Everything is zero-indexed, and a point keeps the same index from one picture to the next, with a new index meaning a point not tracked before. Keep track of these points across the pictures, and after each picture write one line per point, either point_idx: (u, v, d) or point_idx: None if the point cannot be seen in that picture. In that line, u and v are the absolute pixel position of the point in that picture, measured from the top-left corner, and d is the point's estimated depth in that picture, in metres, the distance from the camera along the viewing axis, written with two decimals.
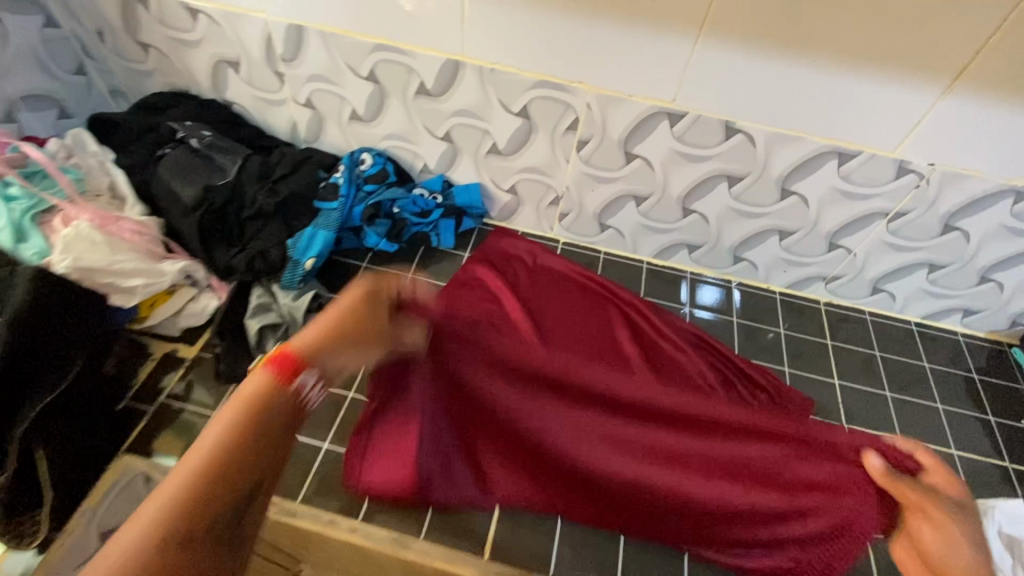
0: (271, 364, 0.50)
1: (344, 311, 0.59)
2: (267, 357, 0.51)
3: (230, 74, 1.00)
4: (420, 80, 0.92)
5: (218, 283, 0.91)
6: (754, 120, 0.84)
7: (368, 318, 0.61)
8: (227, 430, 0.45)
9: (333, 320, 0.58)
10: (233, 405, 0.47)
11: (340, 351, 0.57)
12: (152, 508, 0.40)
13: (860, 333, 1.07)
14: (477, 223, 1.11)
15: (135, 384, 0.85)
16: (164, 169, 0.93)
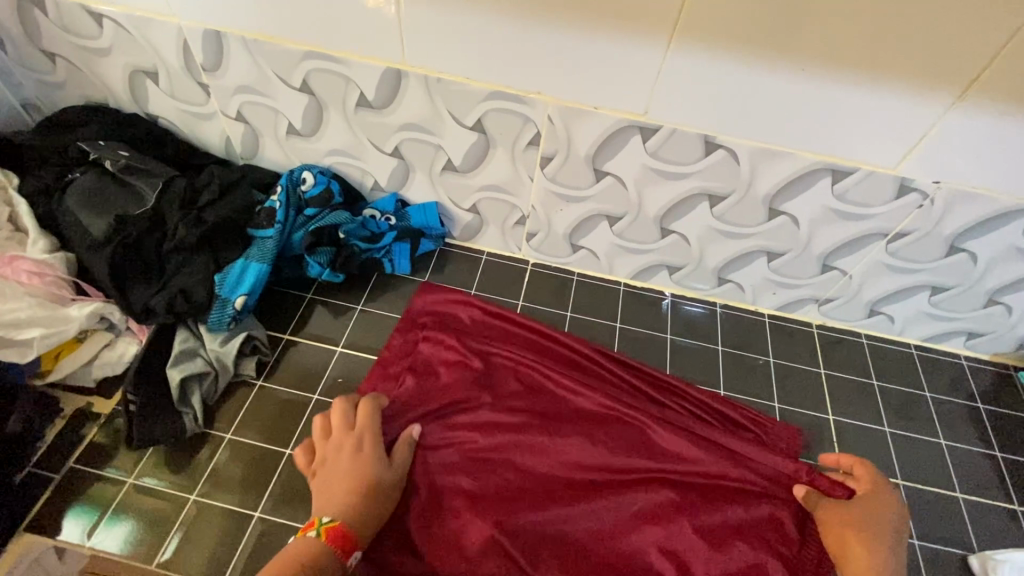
0: (326, 535, 0.60)
1: (368, 458, 0.69)
2: (324, 526, 0.61)
3: (149, 85, 0.88)
4: (360, 91, 0.80)
5: (137, 325, 0.80)
6: (737, 134, 0.74)
7: (383, 470, 0.69)
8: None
9: (363, 465, 0.67)
10: (277, 564, 0.56)
11: (368, 493, 0.66)
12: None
13: (856, 359, 0.98)
14: (437, 244, 1.00)
15: (40, 447, 0.75)
16: (72, 199, 0.82)
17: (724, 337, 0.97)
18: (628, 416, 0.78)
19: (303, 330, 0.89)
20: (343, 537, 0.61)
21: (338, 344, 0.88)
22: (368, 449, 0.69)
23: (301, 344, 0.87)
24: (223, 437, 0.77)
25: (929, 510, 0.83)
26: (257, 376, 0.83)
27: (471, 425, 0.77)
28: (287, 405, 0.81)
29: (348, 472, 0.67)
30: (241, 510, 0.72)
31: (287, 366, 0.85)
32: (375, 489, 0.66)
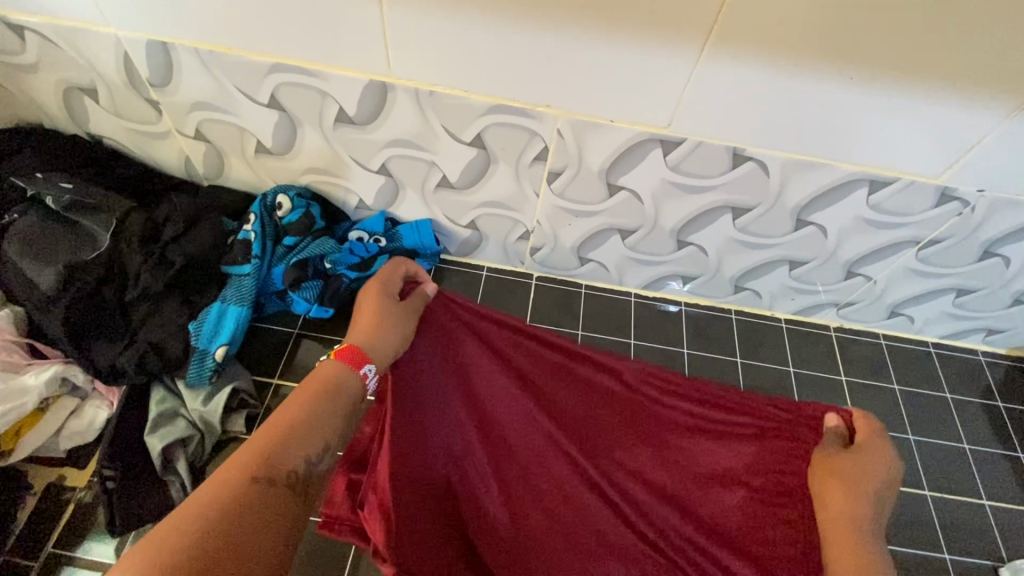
0: (337, 355, 0.55)
1: (381, 310, 0.61)
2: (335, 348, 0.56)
3: (88, 103, 0.76)
4: (340, 106, 0.70)
5: (105, 388, 0.71)
6: (769, 145, 0.67)
7: (397, 314, 0.62)
8: (309, 408, 0.49)
9: (374, 309, 0.61)
10: (303, 389, 0.51)
11: (382, 335, 0.59)
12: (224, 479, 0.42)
13: (876, 362, 0.95)
14: (432, 264, 0.92)
15: (13, 533, 0.67)
16: (9, 246, 0.71)
17: (743, 347, 0.92)
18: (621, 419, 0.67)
19: (292, 370, 0.80)
20: (359, 355, 0.55)
21: None
22: (382, 301, 0.62)
23: (287, 389, 0.78)
24: None
25: (958, 518, 0.82)
26: (248, 431, 0.75)
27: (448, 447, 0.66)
28: None
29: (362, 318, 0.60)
30: None
31: None
32: (382, 325, 0.60)
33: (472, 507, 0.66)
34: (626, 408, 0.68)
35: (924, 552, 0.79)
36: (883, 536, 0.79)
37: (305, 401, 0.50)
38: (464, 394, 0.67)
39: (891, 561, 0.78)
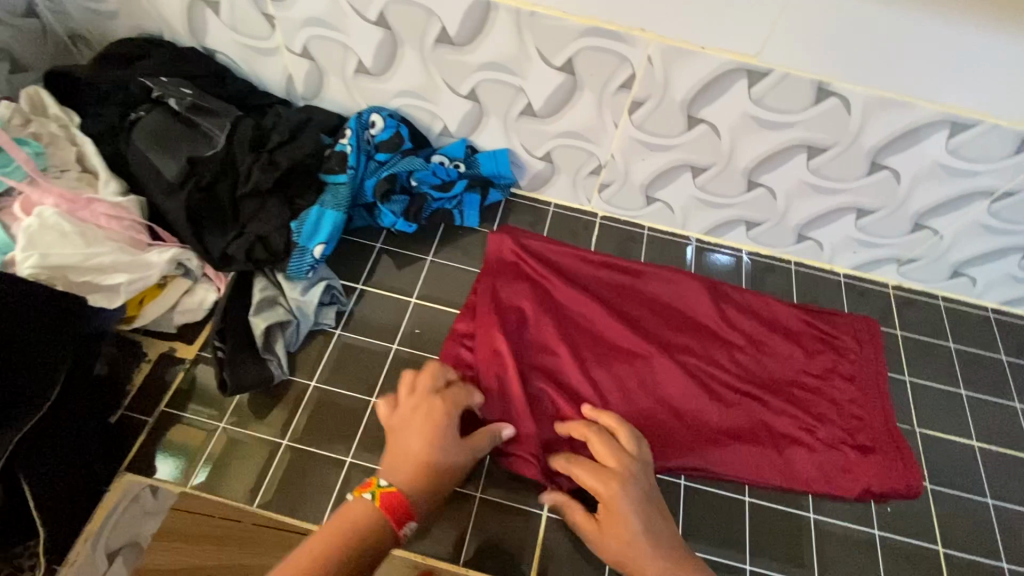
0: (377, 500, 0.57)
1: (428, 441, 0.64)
2: (379, 489, 0.58)
3: (210, 17, 0.83)
4: (442, 26, 0.75)
5: (214, 273, 0.79)
6: (855, 80, 0.69)
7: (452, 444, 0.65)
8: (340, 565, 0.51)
9: (432, 444, 0.64)
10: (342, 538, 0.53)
11: (441, 466, 0.63)
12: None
13: (931, 321, 0.96)
14: (504, 195, 0.97)
15: (131, 391, 0.75)
16: (139, 138, 0.79)
17: (799, 295, 0.95)
18: (701, 332, 0.87)
19: (374, 279, 0.87)
20: (396, 505, 0.57)
21: (411, 294, 0.87)
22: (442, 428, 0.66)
23: (371, 294, 0.86)
24: (307, 385, 0.77)
25: (1005, 471, 0.84)
26: (335, 325, 0.82)
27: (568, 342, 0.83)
28: (366, 354, 0.81)
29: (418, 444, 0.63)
30: (331, 456, 0.73)
31: (362, 316, 0.84)
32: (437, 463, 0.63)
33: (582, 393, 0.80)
34: (700, 328, 0.87)
35: (967, 496, 0.81)
36: (926, 477, 0.82)
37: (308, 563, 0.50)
38: (578, 306, 0.86)
39: (934, 501, 0.80)
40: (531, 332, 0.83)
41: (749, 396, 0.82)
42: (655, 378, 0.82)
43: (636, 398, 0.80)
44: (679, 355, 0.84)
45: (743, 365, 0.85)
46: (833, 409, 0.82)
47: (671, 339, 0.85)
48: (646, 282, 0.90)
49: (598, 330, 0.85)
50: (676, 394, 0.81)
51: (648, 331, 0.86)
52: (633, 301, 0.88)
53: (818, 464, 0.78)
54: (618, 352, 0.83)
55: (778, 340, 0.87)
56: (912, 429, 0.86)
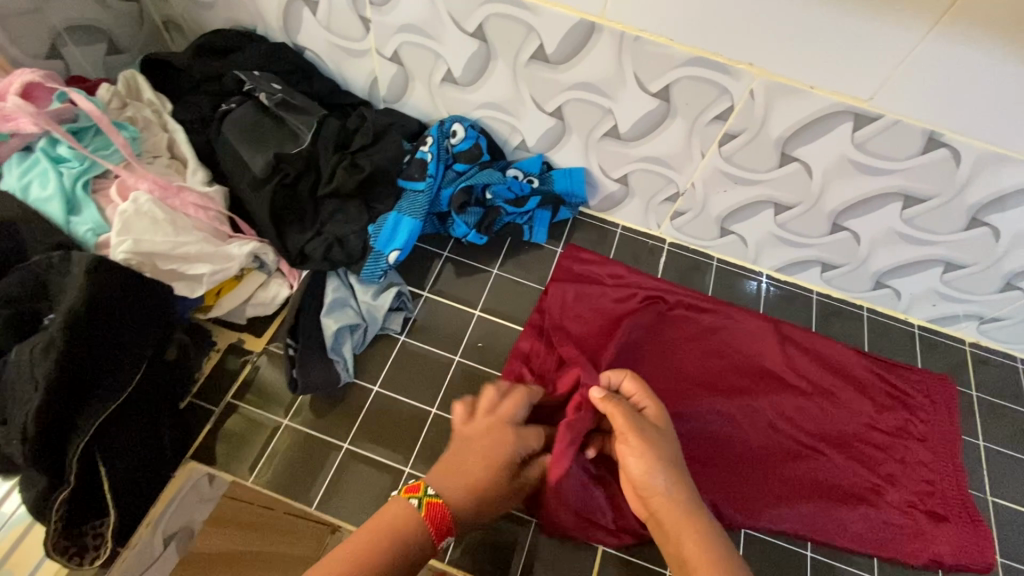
0: (425, 511, 0.54)
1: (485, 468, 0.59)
2: (427, 499, 0.55)
3: (306, 15, 0.84)
4: (540, 42, 0.74)
5: (288, 269, 0.79)
6: (970, 133, 0.66)
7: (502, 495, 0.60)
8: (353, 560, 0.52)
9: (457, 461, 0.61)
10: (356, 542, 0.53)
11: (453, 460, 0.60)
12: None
13: (1008, 384, 0.91)
14: (573, 213, 0.96)
15: (201, 378, 0.76)
16: (229, 130, 0.80)
17: (870, 343, 0.92)
18: (765, 378, 0.84)
19: (439, 287, 0.87)
20: (444, 519, 0.55)
21: (476, 306, 0.86)
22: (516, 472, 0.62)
23: (436, 302, 0.86)
24: (369, 390, 0.77)
25: None
26: (400, 331, 0.82)
27: None
28: (429, 364, 0.80)
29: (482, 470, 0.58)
30: (389, 464, 0.73)
31: (426, 324, 0.84)
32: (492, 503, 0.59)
33: None
34: (764, 372, 0.84)
35: None
36: (998, 549, 0.78)
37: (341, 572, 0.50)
38: (637, 341, 0.85)
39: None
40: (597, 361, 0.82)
41: (814, 450, 0.79)
42: (713, 422, 0.80)
43: (698, 441, 0.78)
44: (744, 400, 0.81)
45: (811, 416, 0.81)
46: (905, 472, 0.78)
47: (736, 383, 0.83)
48: (708, 319, 0.87)
49: (658, 365, 0.84)
50: (739, 442, 0.79)
51: (709, 371, 0.84)
52: (699, 338, 0.86)
53: (887, 529, 0.74)
54: (682, 393, 0.81)
55: (849, 392, 0.83)
56: (983, 496, 0.82)
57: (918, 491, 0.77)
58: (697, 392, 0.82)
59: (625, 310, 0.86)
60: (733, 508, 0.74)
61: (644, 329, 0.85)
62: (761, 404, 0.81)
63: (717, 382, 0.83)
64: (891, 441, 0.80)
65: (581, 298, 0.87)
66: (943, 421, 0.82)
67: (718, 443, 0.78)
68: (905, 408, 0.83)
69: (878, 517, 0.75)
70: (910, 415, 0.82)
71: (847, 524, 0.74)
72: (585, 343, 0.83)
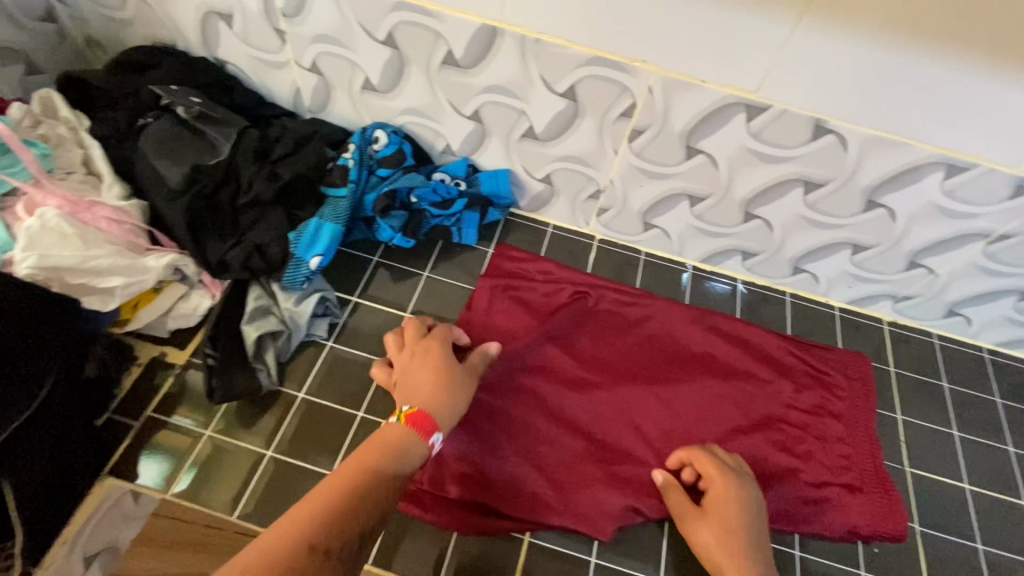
0: (405, 422, 0.61)
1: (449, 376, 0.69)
2: (404, 413, 0.63)
3: (222, 29, 0.85)
4: (448, 48, 0.76)
5: (210, 280, 0.79)
6: (851, 119, 0.69)
7: (463, 378, 0.70)
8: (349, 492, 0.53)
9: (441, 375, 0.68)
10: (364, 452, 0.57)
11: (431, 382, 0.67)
12: (303, 519, 0.49)
13: (925, 359, 0.95)
14: (503, 215, 0.98)
15: (120, 393, 0.75)
16: (145, 144, 0.80)
17: (793, 326, 0.95)
18: (689, 366, 0.86)
19: (369, 292, 0.88)
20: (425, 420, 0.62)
21: (405, 309, 0.87)
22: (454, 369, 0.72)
23: (365, 307, 0.86)
24: (295, 397, 0.77)
25: (996, 517, 0.82)
26: (327, 337, 0.82)
27: (551, 369, 0.84)
28: (356, 368, 0.80)
29: (424, 381, 0.67)
30: (315, 469, 0.73)
31: (355, 328, 0.84)
32: (453, 388, 0.68)
33: (564, 421, 0.80)
34: (687, 359, 0.87)
35: (954, 539, 0.79)
36: (915, 518, 0.80)
37: (339, 494, 0.52)
38: (563, 336, 0.87)
39: (923, 545, 0.78)
40: (523, 356, 0.84)
41: (735, 433, 0.81)
42: (636, 411, 0.82)
43: (622, 429, 0.80)
44: (668, 388, 0.84)
45: (732, 399, 0.83)
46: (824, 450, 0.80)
47: (663, 372, 0.85)
48: (633, 311, 0.90)
49: (584, 358, 0.85)
50: (664, 430, 0.81)
51: (633, 361, 0.86)
52: (626, 330, 0.88)
53: (804, 504, 0.76)
54: (609, 384, 0.83)
55: (770, 375, 0.86)
56: (901, 468, 0.84)
57: (834, 467, 0.80)
58: (622, 382, 0.84)
59: (552, 307, 0.89)
60: (656, 493, 0.75)
61: (570, 324, 0.87)
62: (684, 391, 0.84)
63: (642, 372, 0.85)
64: (810, 421, 0.83)
65: (511, 294, 0.89)
66: (860, 399, 0.85)
67: (641, 432, 0.80)
68: (824, 388, 0.86)
69: (797, 495, 0.77)
70: (828, 395, 0.85)
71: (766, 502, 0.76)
72: (511, 339, 0.85)
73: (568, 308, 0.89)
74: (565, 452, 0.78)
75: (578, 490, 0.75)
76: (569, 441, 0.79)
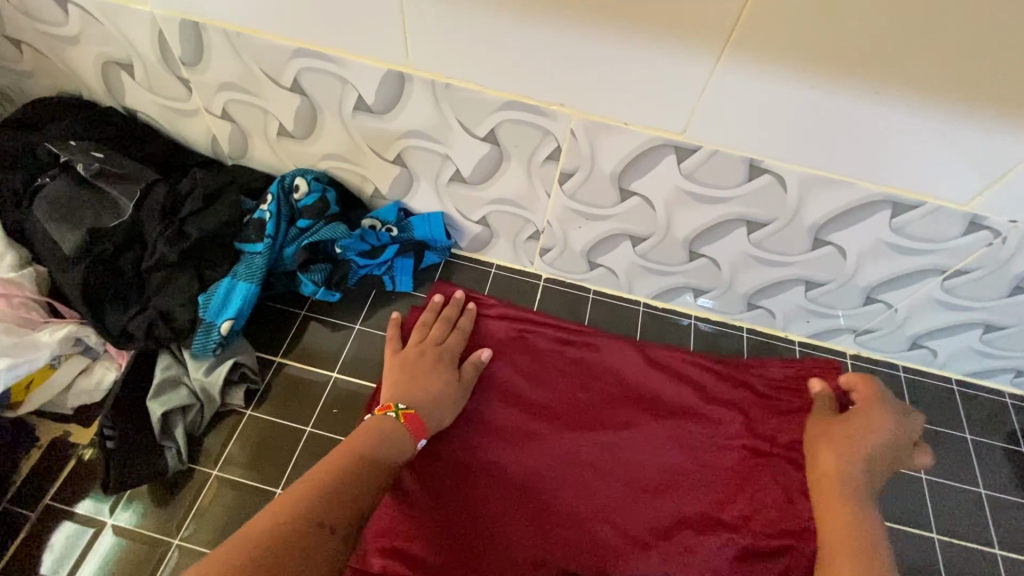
0: (404, 419, 0.65)
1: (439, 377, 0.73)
2: (401, 410, 0.65)
3: (125, 78, 0.80)
4: (358, 93, 0.71)
5: (116, 350, 0.74)
6: (787, 158, 0.65)
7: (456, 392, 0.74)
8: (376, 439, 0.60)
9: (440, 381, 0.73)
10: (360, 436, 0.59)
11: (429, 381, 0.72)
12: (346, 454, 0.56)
13: (891, 394, 0.90)
14: (442, 257, 0.92)
15: (15, 483, 0.69)
16: (40, 208, 0.75)
17: None
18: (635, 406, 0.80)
19: (294, 351, 0.82)
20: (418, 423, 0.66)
21: (333, 368, 0.81)
22: (428, 368, 0.73)
23: (289, 368, 0.80)
24: (209, 475, 0.72)
25: (968, 568, 0.77)
26: (246, 405, 0.77)
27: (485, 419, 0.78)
28: (278, 437, 0.75)
29: (423, 384, 0.72)
30: None
31: (277, 393, 0.78)
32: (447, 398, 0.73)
33: (497, 477, 0.74)
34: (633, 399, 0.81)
35: None
36: None
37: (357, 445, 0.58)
38: (498, 382, 0.81)
39: None
40: None
41: (685, 479, 0.75)
42: (578, 460, 0.76)
43: (562, 481, 0.75)
44: (610, 433, 0.78)
45: (682, 442, 0.77)
46: (781, 495, 0.72)
47: (608, 416, 0.79)
48: (575, 350, 0.84)
49: (521, 404, 0.80)
50: (607, 481, 0.75)
51: (575, 404, 0.80)
52: (570, 371, 0.83)
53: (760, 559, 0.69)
54: (548, 432, 0.78)
55: (724, 412, 0.79)
56: None
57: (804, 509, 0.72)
58: (561, 429, 0.78)
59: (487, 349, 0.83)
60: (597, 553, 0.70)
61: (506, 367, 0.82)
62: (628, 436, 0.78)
63: (584, 416, 0.79)
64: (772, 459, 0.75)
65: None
66: None
67: (581, 484, 0.74)
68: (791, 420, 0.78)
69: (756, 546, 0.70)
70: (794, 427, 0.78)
71: (715, 557, 0.69)
72: None
73: (505, 350, 0.83)
74: (499, 512, 0.72)
75: (514, 555, 0.69)
76: (503, 499, 0.73)
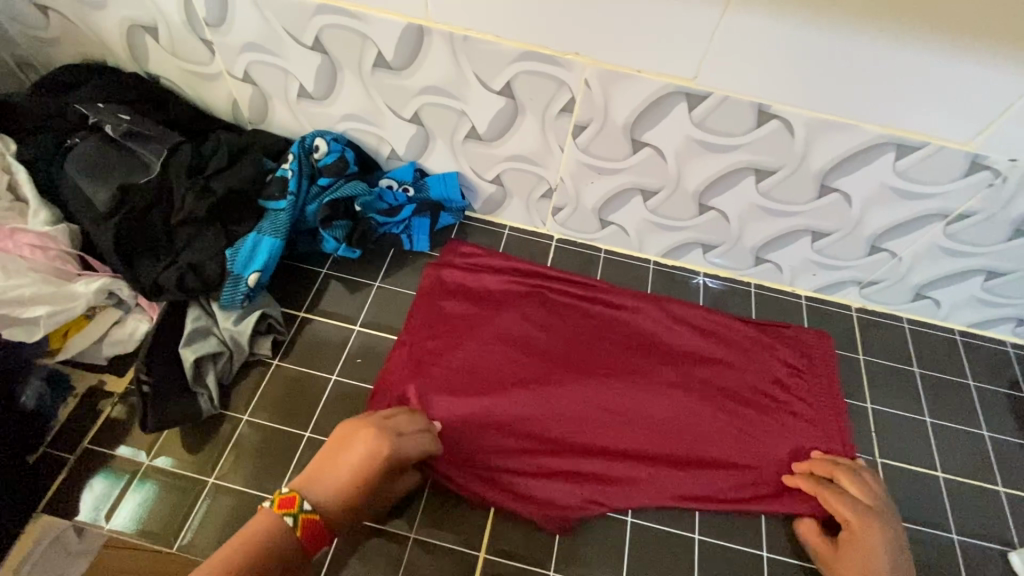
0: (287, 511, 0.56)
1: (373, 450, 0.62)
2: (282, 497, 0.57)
3: (149, 41, 0.82)
4: (378, 50, 0.74)
5: (147, 303, 0.76)
6: (794, 102, 0.67)
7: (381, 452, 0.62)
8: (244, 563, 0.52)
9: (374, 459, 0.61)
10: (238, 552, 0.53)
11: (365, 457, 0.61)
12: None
13: (897, 345, 0.93)
14: (457, 219, 0.94)
15: (54, 428, 0.72)
16: (73, 166, 0.78)
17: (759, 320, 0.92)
18: (646, 355, 0.85)
19: (318, 307, 0.85)
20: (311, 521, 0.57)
21: (355, 321, 0.84)
22: (358, 446, 0.62)
23: (314, 322, 0.83)
24: (240, 419, 0.74)
25: (973, 505, 0.79)
26: (273, 355, 0.80)
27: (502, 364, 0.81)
28: (304, 385, 0.78)
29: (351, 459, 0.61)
30: (262, 494, 0.70)
31: (302, 345, 0.81)
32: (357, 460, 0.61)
33: (516, 417, 0.77)
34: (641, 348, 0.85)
35: (929, 530, 0.77)
36: None
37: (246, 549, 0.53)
38: (514, 329, 0.84)
39: None
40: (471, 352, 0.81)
41: (695, 420, 0.79)
42: (593, 400, 0.80)
43: (579, 421, 0.78)
44: (623, 378, 0.82)
45: (690, 388, 0.82)
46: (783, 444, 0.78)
47: (624, 360, 0.84)
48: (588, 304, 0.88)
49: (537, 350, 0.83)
50: (621, 420, 0.79)
51: (588, 351, 0.84)
52: (585, 322, 0.87)
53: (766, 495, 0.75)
54: (565, 378, 0.81)
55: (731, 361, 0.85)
56: (873, 459, 0.82)
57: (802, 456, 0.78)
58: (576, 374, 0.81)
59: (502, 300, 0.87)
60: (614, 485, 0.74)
61: (519, 318, 0.86)
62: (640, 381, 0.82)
63: (596, 362, 0.83)
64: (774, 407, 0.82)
65: (465, 291, 0.88)
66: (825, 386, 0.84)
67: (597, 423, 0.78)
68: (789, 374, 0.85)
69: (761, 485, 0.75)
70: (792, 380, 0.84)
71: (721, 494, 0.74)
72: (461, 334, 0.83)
73: (519, 303, 0.87)
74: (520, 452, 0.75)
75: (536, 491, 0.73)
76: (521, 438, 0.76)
